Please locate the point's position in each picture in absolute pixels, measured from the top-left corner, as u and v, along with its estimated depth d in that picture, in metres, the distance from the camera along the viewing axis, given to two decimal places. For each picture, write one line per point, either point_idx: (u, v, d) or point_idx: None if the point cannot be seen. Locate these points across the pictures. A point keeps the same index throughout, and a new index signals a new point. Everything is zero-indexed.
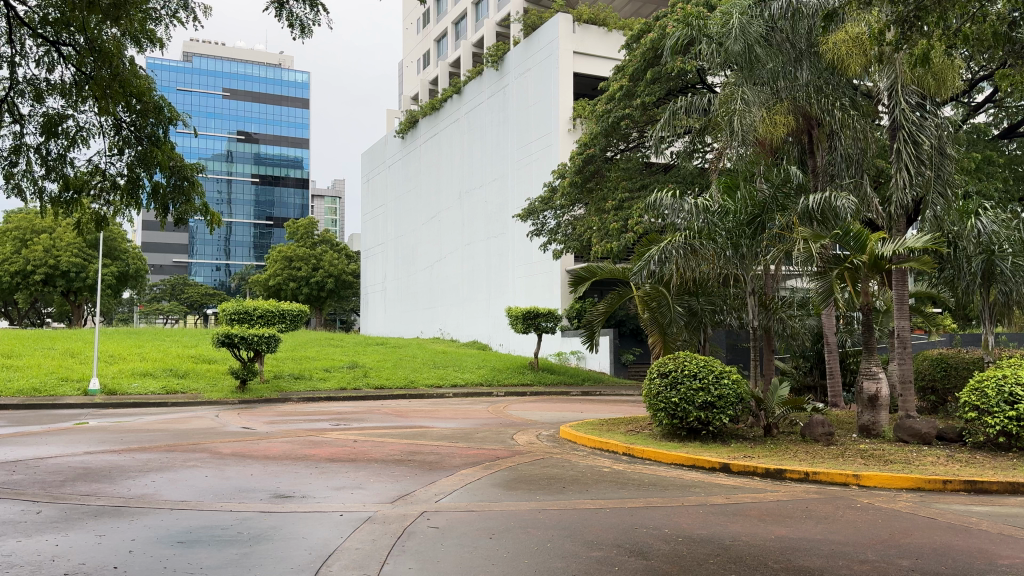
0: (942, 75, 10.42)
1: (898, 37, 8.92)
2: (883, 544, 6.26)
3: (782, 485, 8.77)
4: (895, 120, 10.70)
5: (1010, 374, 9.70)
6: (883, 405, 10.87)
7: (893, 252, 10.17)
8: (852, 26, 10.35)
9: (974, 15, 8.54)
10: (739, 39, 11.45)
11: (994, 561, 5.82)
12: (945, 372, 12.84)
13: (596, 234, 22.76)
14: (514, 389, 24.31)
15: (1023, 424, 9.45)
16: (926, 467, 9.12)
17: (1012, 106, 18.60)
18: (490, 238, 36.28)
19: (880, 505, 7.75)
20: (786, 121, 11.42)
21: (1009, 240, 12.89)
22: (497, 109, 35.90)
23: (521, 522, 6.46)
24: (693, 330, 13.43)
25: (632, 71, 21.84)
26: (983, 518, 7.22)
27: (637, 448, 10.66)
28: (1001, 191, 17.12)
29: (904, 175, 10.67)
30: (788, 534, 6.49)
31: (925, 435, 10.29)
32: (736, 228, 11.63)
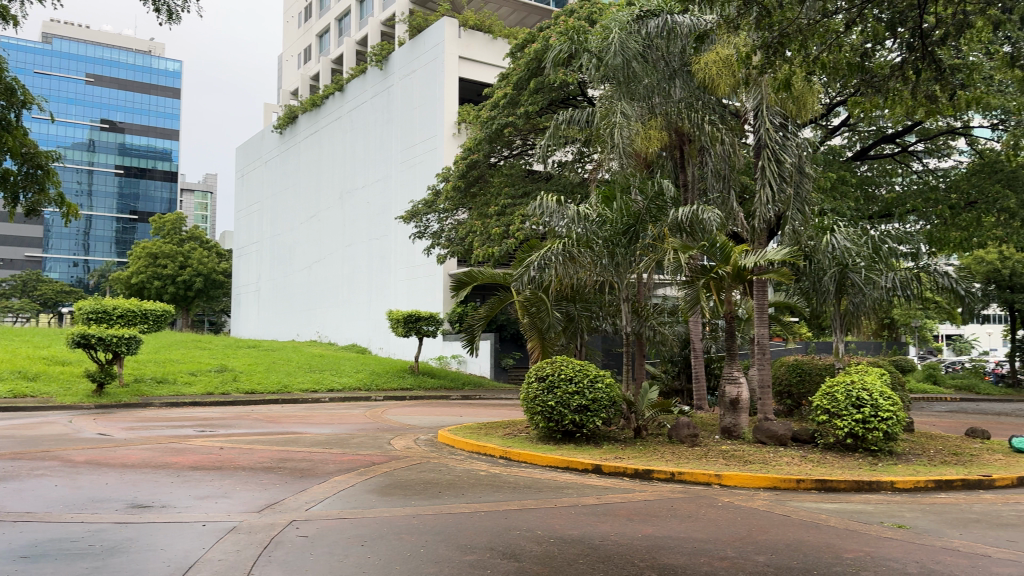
0: (801, 99, 11.04)
1: (763, 61, 9.28)
2: (741, 540, 6.59)
3: (649, 485, 9.09)
4: (761, 140, 11.36)
5: (857, 380, 10.51)
6: (744, 409, 11.44)
7: (755, 263, 10.69)
8: (722, 48, 10.84)
9: (831, 45, 9.18)
10: (618, 53, 11.84)
11: (839, 554, 6.24)
12: (800, 378, 13.69)
13: (478, 237, 22.84)
14: (393, 393, 24.03)
15: (869, 427, 10.16)
16: (781, 467, 9.68)
17: (863, 130, 20.04)
18: (372, 239, 35.81)
19: (739, 503, 8.18)
20: (660, 136, 12.00)
21: (861, 255, 13.87)
22: (380, 109, 35.46)
23: (394, 528, 6.39)
24: (570, 335, 13.74)
25: (516, 79, 22.07)
26: (831, 514, 7.75)
27: (513, 451, 10.77)
28: (853, 209, 18.30)
29: (767, 191, 11.28)
30: (654, 533, 6.74)
31: (781, 437, 10.85)
32: (612, 237, 12.14)
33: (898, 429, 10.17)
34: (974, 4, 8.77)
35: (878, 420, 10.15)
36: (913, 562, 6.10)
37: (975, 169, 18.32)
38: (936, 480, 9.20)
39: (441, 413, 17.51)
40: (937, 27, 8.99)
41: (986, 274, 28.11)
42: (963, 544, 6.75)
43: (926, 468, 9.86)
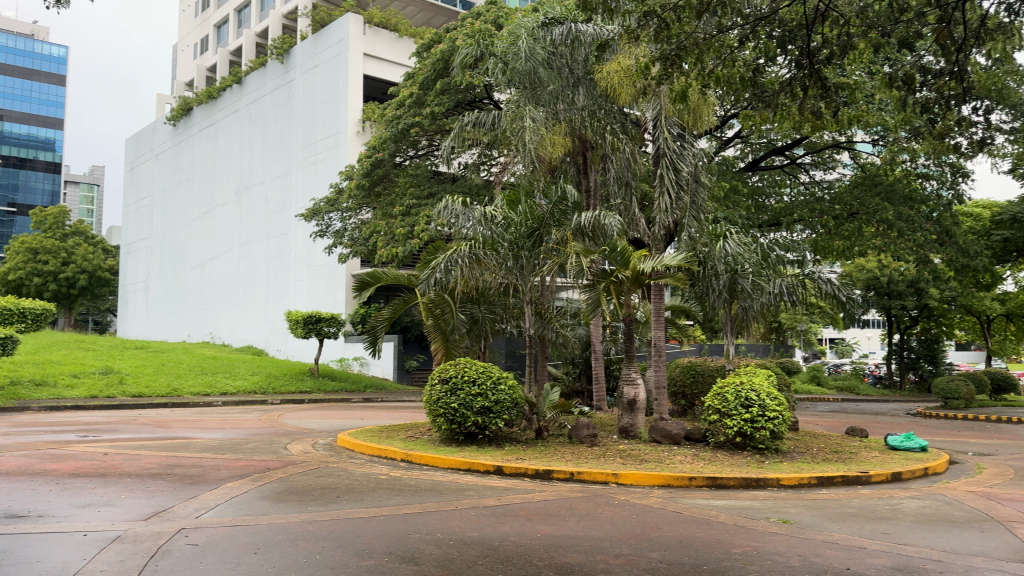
0: (697, 111, 11.44)
1: (661, 72, 9.55)
2: (636, 538, 6.78)
3: (549, 486, 9.23)
4: (659, 149, 11.75)
5: (746, 381, 10.96)
6: (640, 409, 11.78)
7: (653, 268, 11.05)
8: (624, 58, 11.14)
9: (725, 60, 9.55)
10: (527, 58, 11.96)
11: (729, 550, 6.50)
12: (694, 379, 14.18)
13: (382, 237, 22.55)
14: (290, 396, 23.45)
15: (756, 426, 10.64)
16: (675, 465, 10.01)
17: (755, 143, 20.99)
18: (270, 238, 34.87)
19: (634, 501, 8.41)
20: (563, 142, 12.17)
21: (751, 261, 14.53)
22: (281, 104, 34.57)
23: (290, 535, 6.25)
24: (474, 338, 13.74)
25: (422, 79, 22.00)
26: (721, 511, 8.08)
27: (415, 454, 10.71)
28: (745, 219, 19.08)
29: (665, 199, 11.73)
30: (552, 533, 6.85)
31: (675, 436, 11.23)
32: (517, 239, 12.37)
33: (783, 427, 10.68)
34: (856, 26, 9.28)
35: (765, 420, 10.64)
36: (795, 555, 6.43)
37: (857, 182, 19.44)
38: (818, 476, 9.71)
39: (340, 417, 17.24)
40: (823, 47, 9.40)
41: (866, 281, 29.88)
42: (841, 536, 7.17)
43: (809, 465, 10.39)
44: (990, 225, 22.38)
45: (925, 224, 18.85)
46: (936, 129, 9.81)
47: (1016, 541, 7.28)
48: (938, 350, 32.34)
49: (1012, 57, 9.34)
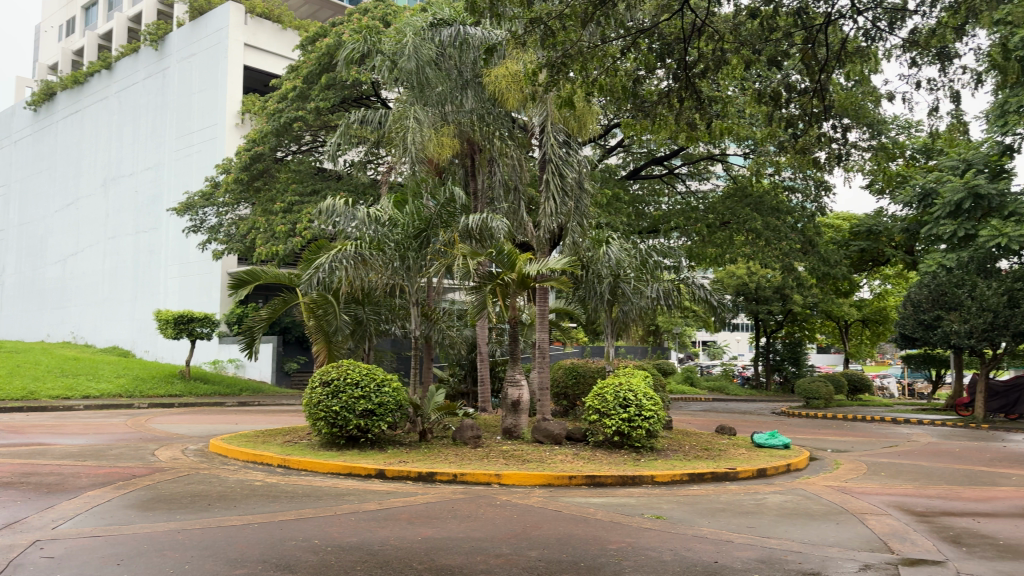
0: (581, 119, 11.69)
1: (547, 79, 9.74)
2: (516, 538, 6.86)
3: (431, 488, 9.19)
4: (545, 155, 11.98)
5: (625, 382, 11.28)
6: (524, 410, 11.92)
7: (538, 272, 11.17)
8: (512, 63, 11.28)
9: (608, 68, 9.77)
10: (412, 57, 11.93)
11: (605, 546, 6.68)
12: (575, 380, 14.49)
13: (261, 235, 21.80)
14: (159, 400, 22.30)
15: (634, 425, 10.99)
16: (556, 464, 10.19)
17: (636, 152, 21.74)
18: (140, 232, 33.14)
19: (516, 501, 8.50)
20: (452, 143, 12.13)
21: (631, 266, 15.01)
22: (154, 92, 32.91)
23: (156, 545, 5.95)
24: (357, 339, 13.58)
25: (305, 72, 21.47)
26: (599, 509, 8.29)
27: (293, 459, 10.42)
28: (626, 225, 19.63)
29: (551, 205, 11.93)
30: (433, 535, 6.83)
31: (556, 436, 11.43)
32: (403, 240, 12.33)
33: (659, 426, 11.08)
34: (730, 43, 9.72)
35: (641, 419, 11.01)
36: (667, 550, 6.68)
37: (729, 193, 20.37)
38: (690, 473, 10.12)
39: (215, 421, 16.54)
40: (699, 61, 9.79)
41: (737, 287, 31.38)
42: (710, 531, 7.50)
43: (682, 462, 10.82)
44: (848, 236, 23.95)
45: (790, 234, 19.93)
46: (799, 143, 10.40)
47: (866, 532, 7.84)
48: (801, 352, 34.37)
49: (868, 81, 10.00)
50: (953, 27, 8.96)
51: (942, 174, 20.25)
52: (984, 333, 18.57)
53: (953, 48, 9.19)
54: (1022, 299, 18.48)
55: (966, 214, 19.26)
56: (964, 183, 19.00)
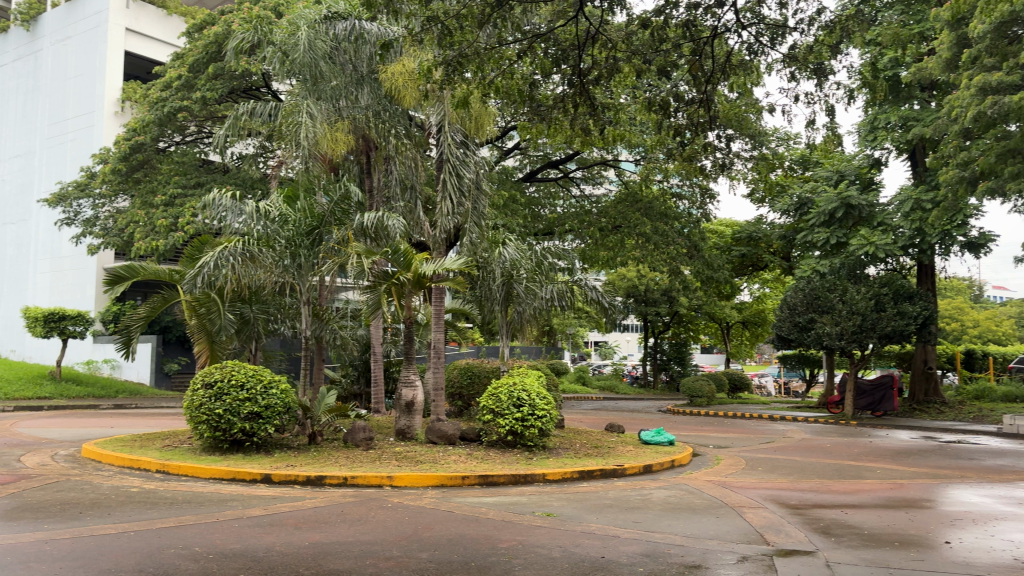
0: (479, 120, 11.63)
1: (444, 77, 9.71)
2: (407, 540, 6.81)
3: (320, 492, 9.00)
4: (443, 155, 11.92)
5: (519, 382, 11.38)
6: (417, 410, 11.82)
7: (433, 272, 11.10)
8: (409, 61, 11.23)
9: (503, 70, 9.85)
10: (307, 50, 11.69)
11: (495, 546, 6.72)
12: (470, 380, 14.50)
13: (140, 229, 20.74)
14: (25, 403, 20.87)
15: (527, 424, 11.11)
16: (449, 465, 10.18)
17: (532, 155, 22.00)
18: (6, 223, 31.00)
19: (407, 503, 8.44)
20: (346, 140, 11.87)
21: (526, 267, 15.16)
22: (24, 75, 30.83)
23: (19, 557, 5.57)
24: (244, 339, 13.16)
25: (191, 61, 20.63)
26: (490, 508, 8.33)
27: (173, 464, 9.97)
28: (522, 226, 19.78)
29: (448, 204, 11.89)
30: (321, 539, 6.70)
31: (450, 436, 11.39)
32: (294, 237, 11.77)
33: (551, 425, 11.24)
34: (623, 51, 9.89)
35: (534, 418, 11.13)
36: (557, 547, 6.79)
37: (620, 198, 20.86)
38: (580, 471, 10.31)
39: (87, 425, 15.62)
40: (594, 67, 9.95)
41: (627, 289, 32.19)
42: (598, 527, 7.67)
43: (573, 460, 11.01)
44: (731, 241, 25.01)
45: (677, 239, 20.62)
46: (686, 151, 10.78)
47: (744, 524, 8.21)
48: (686, 353, 35.63)
49: (751, 93, 10.43)
50: (828, 46, 9.48)
51: (817, 184, 21.43)
52: (853, 335, 19.70)
53: (828, 65, 9.69)
54: (887, 303, 19.74)
55: (838, 222, 20.51)
56: (837, 194, 20.20)
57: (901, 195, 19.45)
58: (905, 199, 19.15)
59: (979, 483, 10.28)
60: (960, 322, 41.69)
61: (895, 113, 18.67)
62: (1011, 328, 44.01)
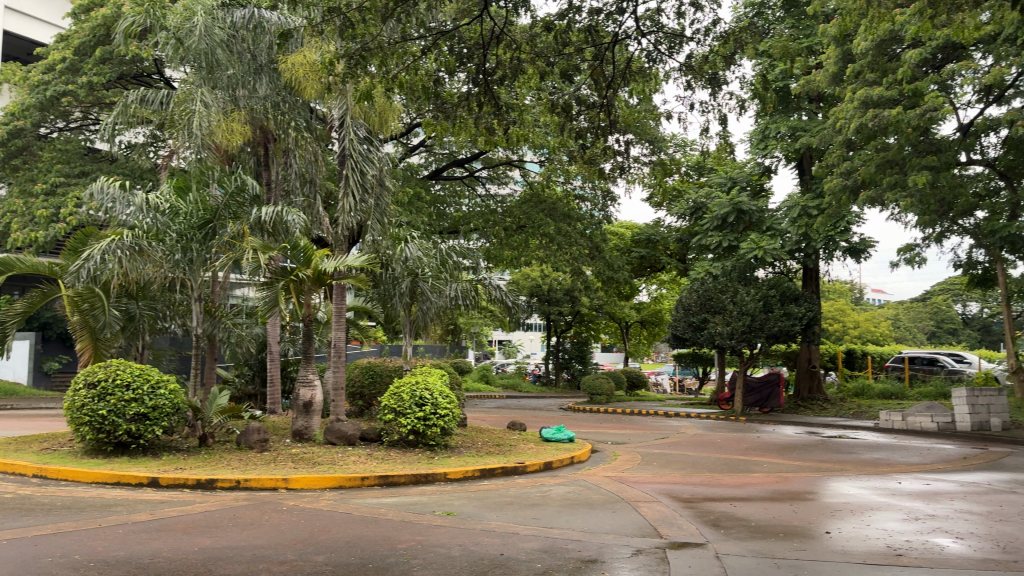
0: (383, 115, 11.56)
1: (346, 71, 9.57)
2: (303, 543, 6.67)
3: (211, 495, 8.69)
4: (344, 150, 11.71)
5: (421, 381, 11.31)
6: (316, 411, 11.58)
7: (335, 268, 10.89)
8: (310, 53, 11.01)
9: (407, 66, 9.70)
10: (203, 37, 11.31)
11: (394, 546, 6.67)
12: (372, 380, 14.29)
13: (18, 219, 19.50)
14: None
15: (428, 424, 11.06)
16: (348, 466, 10.03)
17: (438, 152, 21.95)
18: None
19: (303, 505, 8.26)
20: (242, 131, 11.53)
21: (431, 266, 15.11)
22: None
23: None
24: (129, 336, 12.53)
25: (77, 43, 19.55)
26: (389, 509, 8.26)
27: (51, 468, 9.43)
28: (426, 224, 19.69)
29: (350, 200, 11.70)
30: (212, 545, 6.47)
31: (350, 437, 11.20)
32: (185, 230, 11.45)
33: (453, 424, 11.22)
34: (527, 53, 9.94)
35: (436, 417, 11.10)
36: (456, 546, 6.79)
37: (524, 199, 21.02)
38: (481, 469, 10.35)
39: None
40: (498, 68, 9.98)
41: (531, 288, 32.52)
42: (498, 525, 7.73)
43: (474, 459, 11.04)
44: (630, 243, 25.62)
45: (580, 240, 20.93)
46: (587, 154, 10.96)
47: (639, 518, 8.43)
48: (587, 351, 36.27)
49: (650, 100, 10.71)
50: (722, 56, 9.84)
51: (712, 190, 22.24)
52: (743, 335, 20.57)
53: (722, 75, 10.06)
54: (775, 304, 20.67)
55: (730, 227, 21.33)
56: (729, 200, 21.08)
57: (789, 202, 20.42)
58: (793, 206, 20.14)
59: (857, 475, 10.90)
60: (841, 322, 44.16)
61: (785, 124, 19.57)
62: (887, 328, 46.92)
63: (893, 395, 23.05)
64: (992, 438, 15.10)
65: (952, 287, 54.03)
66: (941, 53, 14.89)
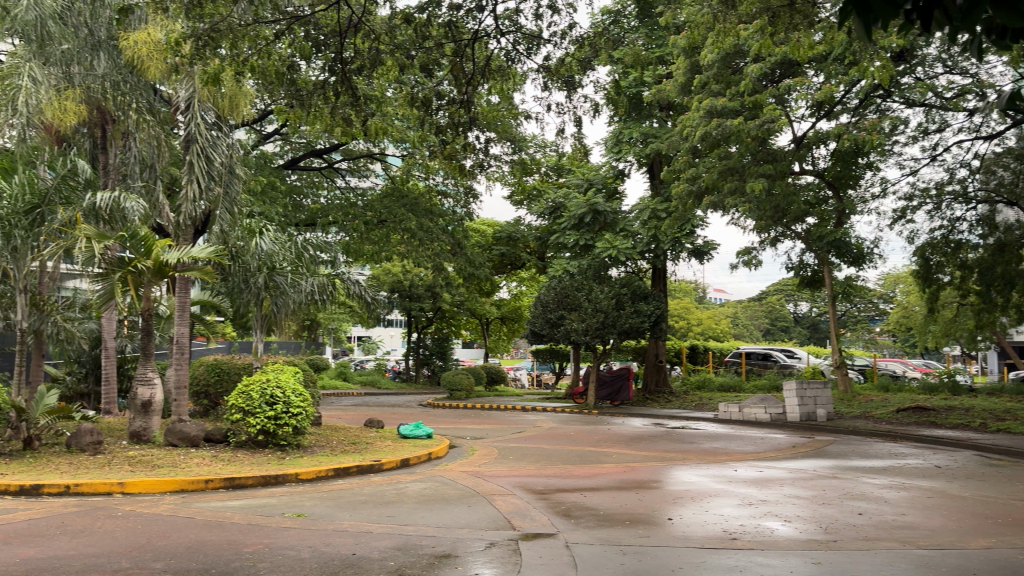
0: (234, 100, 11.04)
1: (192, 51, 9.14)
2: (139, 550, 6.30)
3: (36, 503, 8.04)
4: (190, 134, 11.09)
5: (272, 379, 10.93)
6: (156, 411, 10.94)
7: (178, 260, 10.30)
8: (154, 30, 10.40)
9: (260, 51, 9.36)
10: (33, 8, 10.46)
11: (239, 550, 6.41)
12: (218, 377, 13.68)
13: None
14: None
15: (279, 424, 10.71)
16: (191, 468, 9.55)
17: (294, 141, 21.32)
18: None
19: (141, 511, 7.79)
20: (77, 110, 10.67)
21: (287, 258, 14.76)
22: None
23: None
24: None
25: None
26: (235, 512, 7.93)
27: None
28: (280, 216, 19.11)
29: (194, 187, 11.10)
30: (35, 555, 5.99)
31: (193, 438, 10.67)
32: (10, 216, 10.84)
33: (306, 423, 10.92)
34: (385, 44, 9.81)
35: (287, 416, 10.75)
36: (305, 547, 6.62)
37: (387, 192, 20.49)
38: (334, 468, 10.13)
39: None
40: (355, 57, 9.73)
41: (391, 284, 32.29)
42: (350, 524, 7.60)
43: (327, 458, 10.79)
44: (491, 240, 25.90)
45: (441, 236, 20.85)
46: (447, 150, 10.93)
47: (493, 512, 8.54)
48: (447, 347, 36.28)
49: (509, 99, 10.85)
50: (578, 60, 10.14)
51: (569, 191, 22.86)
52: (597, 331, 21.24)
53: (577, 79, 10.34)
54: (626, 302, 21.48)
55: (587, 227, 22.01)
56: (586, 201, 21.75)
57: (641, 204, 21.32)
58: (644, 209, 21.05)
59: (698, 464, 11.51)
60: (686, 320, 46.62)
61: (637, 130, 20.41)
62: (727, 325, 49.92)
63: (731, 388, 24.54)
64: (817, 428, 16.36)
65: (785, 288, 57.98)
66: (780, 68, 16.00)
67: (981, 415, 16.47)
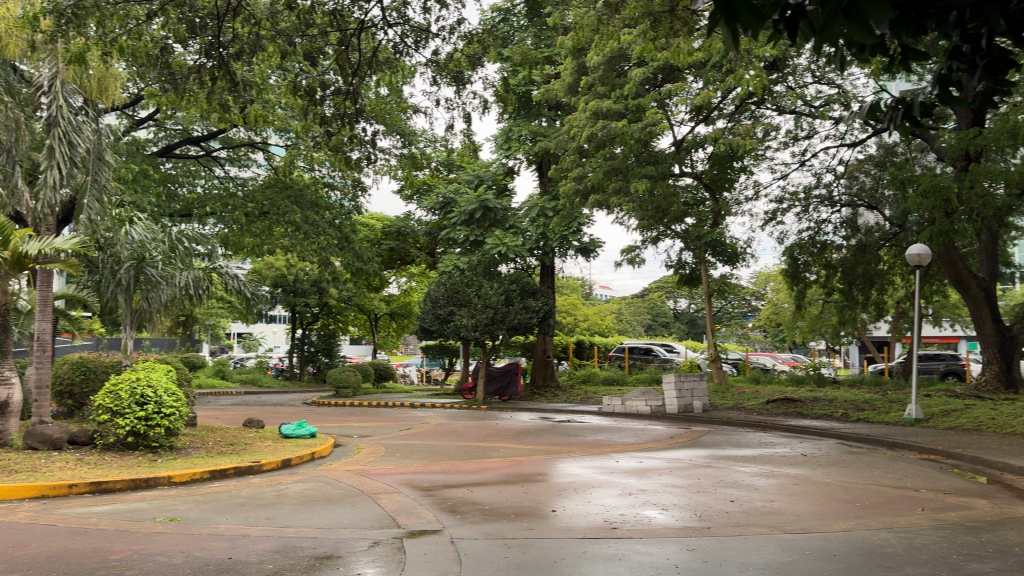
0: (102, 82, 10.56)
1: (52, 26, 8.58)
2: None
3: None
4: (51, 116, 10.40)
5: (142, 378, 10.41)
6: (13, 412, 10.21)
7: (39, 252, 9.70)
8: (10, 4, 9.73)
9: (130, 31, 8.95)
10: None
11: (105, 558, 6.09)
12: (84, 377, 12.91)
13: None
14: None
15: (150, 424, 10.22)
16: (53, 473, 8.98)
17: (169, 128, 20.30)
18: None
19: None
20: None
21: (160, 250, 14.11)
22: None
23: None
24: None
25: None
26: (102, 518, 7.53)
27: None
28: (153, 205, 18.25)
29: (54, 173, 10.41)
30: None
31: (55, 441, 10.04)
32: None
33: (179, 424, 10.46)
34: (267, 29, 9.50)
35: (160, 416, 10.28)
36: (177, 553, 6.36)
37: (268, 183, 20.11)
38: (210, 470, 9.76)
39: None
40: (235, 41, 9.39)
41: (274, 279, 31.44)
42: (227, 527, 7.35)
43: (203, 460, 10.38)
44: (379, 235, 25.59)
45: (328, 229, 20.50)
46: (333, 141, 10.50)
47: (377, 510, 8.46)
48: (334, 344, 35.58)
49: (398, 91, 10.74)
50: (467, 56, 10.14)
51: (459, 186, 22.86)
52: (486, 327, 21.36)
53: (467, 75, 10.33)
54: (515, 298, 21.66)
55: (477, 223, 22.10)
56: (476, 197, 21.82)
57: (530, 202, 21.61)
58: (533, 207, 21.36)
59: (582, 456, 11.77)
60: (573, 316, 47.59)
61: (527, 128, 20.64)
62: (612, 321, 51.27)
63: (615, 382, 25.23)
64: (694, 419, 17.05)
65: (666, 285, 60.01)
66: (661, 73, 16.54)
67: (842, 406, 17.59)
